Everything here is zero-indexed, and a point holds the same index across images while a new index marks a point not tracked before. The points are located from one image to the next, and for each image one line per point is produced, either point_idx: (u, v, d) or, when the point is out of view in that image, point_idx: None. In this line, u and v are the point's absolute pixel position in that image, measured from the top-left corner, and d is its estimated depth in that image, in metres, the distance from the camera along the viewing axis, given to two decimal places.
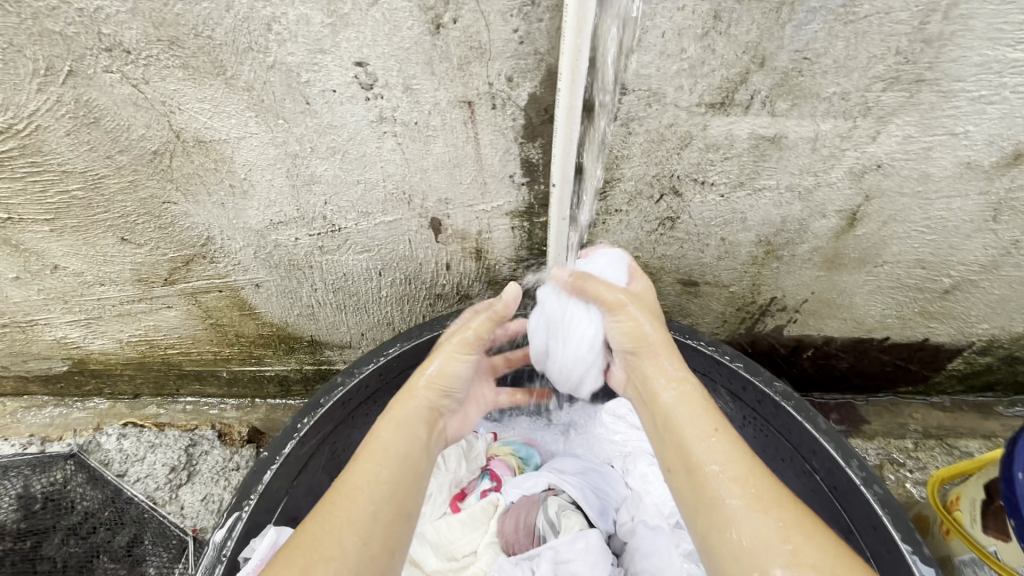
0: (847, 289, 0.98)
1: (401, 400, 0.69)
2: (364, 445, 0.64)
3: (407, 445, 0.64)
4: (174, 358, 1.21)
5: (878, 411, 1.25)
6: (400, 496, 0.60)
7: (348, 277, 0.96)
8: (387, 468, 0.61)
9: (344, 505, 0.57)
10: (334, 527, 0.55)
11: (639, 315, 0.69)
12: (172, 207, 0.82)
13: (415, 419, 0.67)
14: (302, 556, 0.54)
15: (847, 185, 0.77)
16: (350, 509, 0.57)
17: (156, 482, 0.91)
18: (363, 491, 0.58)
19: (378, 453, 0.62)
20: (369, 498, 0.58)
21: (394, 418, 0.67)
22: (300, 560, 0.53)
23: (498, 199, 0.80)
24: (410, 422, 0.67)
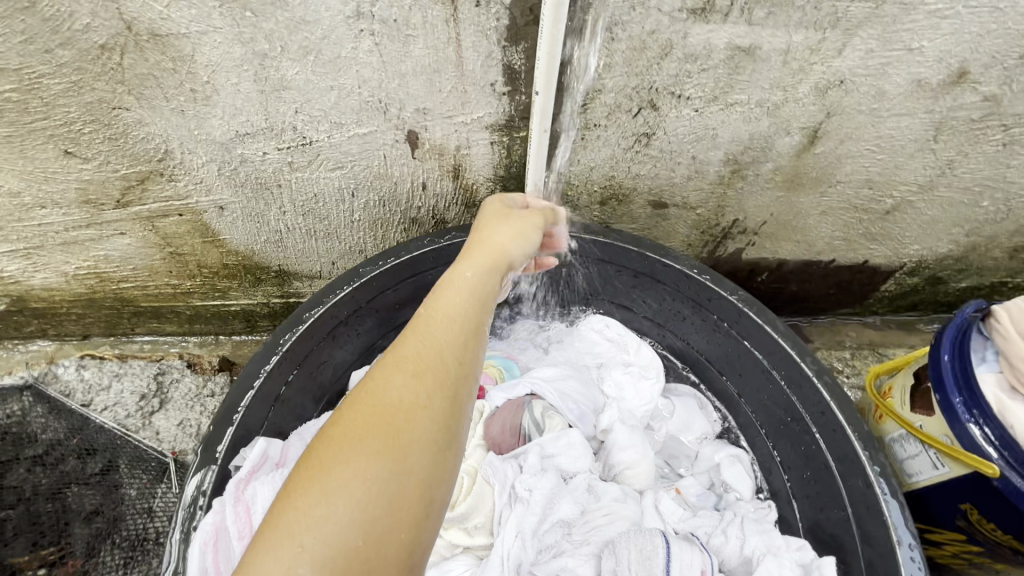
0: (802, 210, 1.05)
1: (484, 251, 0.62)
2: (443, 282, 0.58)
3: (482, 282, 0.59)
4: (128, 294, 1.15)
5: (820, 330, 1.38)
6: (474, 323, 0.54)
7: (319, 198, 0.93)
8: (464, 300, 0.55)
9: (426, 340, 0.51)
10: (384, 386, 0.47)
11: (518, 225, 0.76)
12: (123, 113, 0.75)
13: (485, 255, 0.61)
14: (401, 356, 0.49)
15: (812, 101, 0.81)
16: (431, 334, 0.51)
17: (126, 410, 0.89)
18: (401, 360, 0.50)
19: (453, 287, 0.57)
20: (416, 365, 0.49)
21: (466, 255, 0.62)
22: (409, 367, 0.48)
23: (478, 110, 0.79)
24: (482, 260, 0.61)
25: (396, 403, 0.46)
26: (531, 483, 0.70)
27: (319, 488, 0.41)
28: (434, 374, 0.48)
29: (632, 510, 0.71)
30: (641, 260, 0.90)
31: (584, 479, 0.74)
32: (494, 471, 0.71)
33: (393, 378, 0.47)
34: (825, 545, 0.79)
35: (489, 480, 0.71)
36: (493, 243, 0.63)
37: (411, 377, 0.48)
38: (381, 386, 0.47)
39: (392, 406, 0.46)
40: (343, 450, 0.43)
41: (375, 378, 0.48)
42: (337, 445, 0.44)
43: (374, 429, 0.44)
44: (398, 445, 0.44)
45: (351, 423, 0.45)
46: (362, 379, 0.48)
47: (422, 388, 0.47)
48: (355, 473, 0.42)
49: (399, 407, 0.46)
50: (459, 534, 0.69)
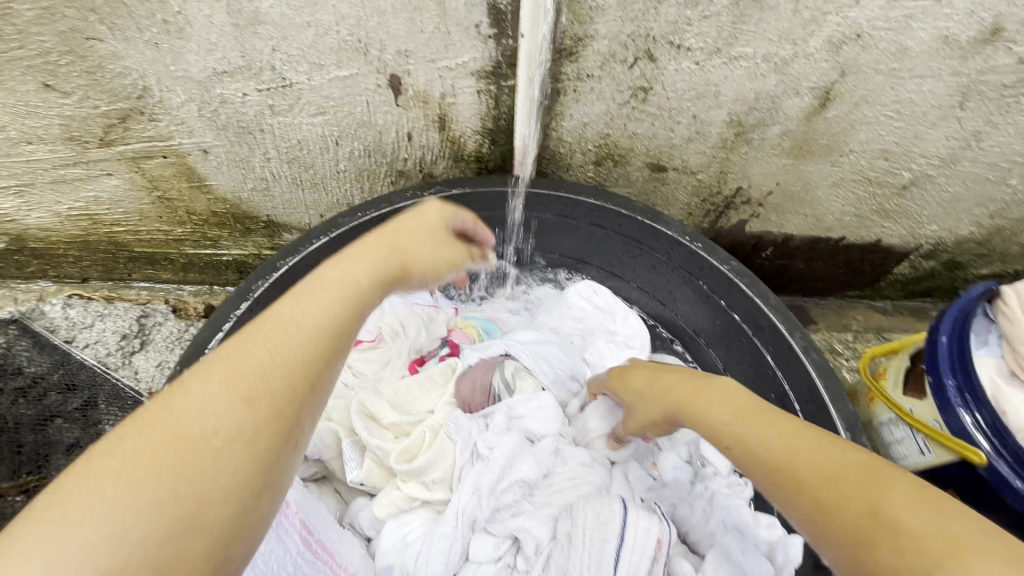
0: (811, 181, 0.98)
1: (380, 248, 0.55)
2: (322, 273, 0.50)
3: (372, 288, 0.51)
4: (121, 238, 1.16)
5: (825, 312, 1.32)
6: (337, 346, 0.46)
7: (303, 145, 0.91)
8: (334, 310, 0.47)
9: (269, 354, 0.42)
10: (191, 407, 0.39)
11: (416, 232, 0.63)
12: (98, 44, 0.73)
13: (382, 256, 0.54)
14: (231, 373, 0.41)
15: (824, 57, 0.75)
16: (276, 350, 0.42)
17: (107, 348, 0.90)
18: (229, 375, 0.41)
19: (331, 286, 0.48)
20: (243, 394, 0.40)
21: (364, 248, 0.54)
22: (239, 388, 0.40)
23: (462, 54, 0.74)
24: (372, 255, 0.53)
25: (208, 436, 0.38)
26: (494, 441, 0.69)
27: (53, 533, 0.32)
28: (268, 402, 0.40)
29: (597, 477, 0.70)
30: (633, 225, 0.86)
31: (551, 441, 0.72)
32: (457, 426, 0.71)
33: (210, 402, 0.39)
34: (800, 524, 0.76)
35: (450, 435, 0.71)
36: (401, 249, 0.56)
37: (237, 403, 0.39)
38: (195, 409, 0.39)
39: (199, 437, 0.37)
40: (122, 488, 0.35)
41: (186, 391, 0.40)
42: (103, 486, 0.34)
43: (169, 469, 0.36)
44: (192, 497, 0.36)
45: (138, 454, 0.36)
46: (170, 395, 0.39)
47: (247, 418, 0.39)
48: (120, 522, 0.33)
49: (212, 441, 0.38)
50: (417, 487, 0.69)
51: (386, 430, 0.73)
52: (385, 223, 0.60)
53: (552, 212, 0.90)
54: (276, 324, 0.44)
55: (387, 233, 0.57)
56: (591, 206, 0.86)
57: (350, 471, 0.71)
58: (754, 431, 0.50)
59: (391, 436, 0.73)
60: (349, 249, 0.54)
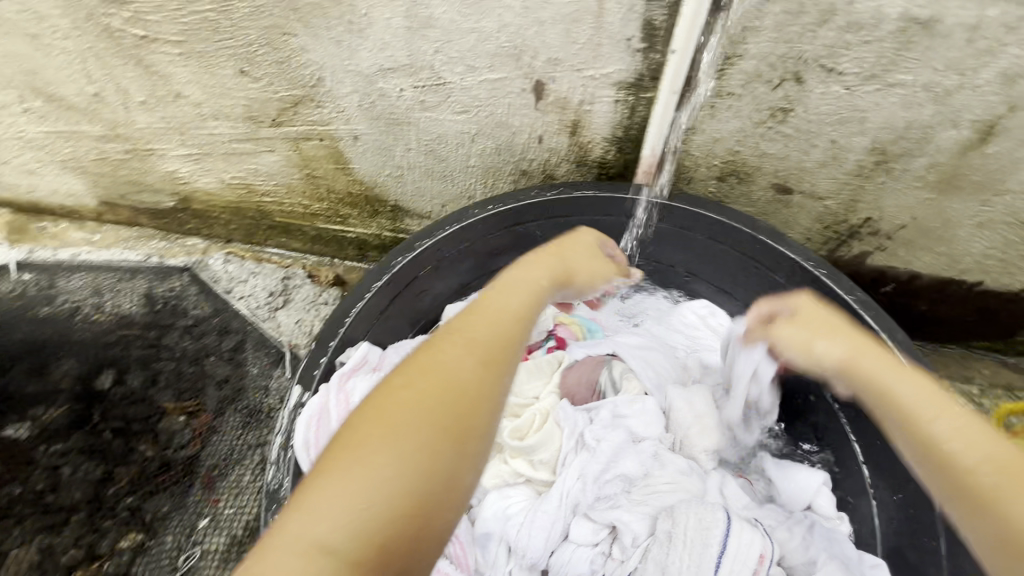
0: (953, 219, 0.93)
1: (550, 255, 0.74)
2: (504, 284, 0.67)
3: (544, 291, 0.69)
4: (267, 207, 1.31)
5: (945, 360, 1.23)
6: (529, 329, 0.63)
7: (441, 139, 0.99)
8: (521, 306, 0.64)
9: (490, 327, 0.59)
10: (448, 363, 0.54)
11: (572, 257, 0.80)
12: (291, 39, 0.85)
13: (555, 264, 0.73)
14: (463, 344, 0.56)
15: (993, 90, 0.71)
16: (490, 331, 0.59)
17: (258, 301, 1.03)
18: (467, 341, 0.56)
19: (513, 291, 0.66)
20: (479, 355, 0.56)
21: (536, 263, 0.72)
22: (477, 352, 0.56)
23: (608, 65, 0.78)
24: (537, 272, 0.70)
25: (464, 386, 0.53)
26: (601, 434, 0.73)
27: (381, 444, 0.47)
28: (491, 366, 0.55)
29: (695, 485, 0.72)
30: (755, 245, 0.86)
31: (652, 445, 0.74)
32: (564, 416, 0.75)
33: (452, 363, 0.54)
34: (910, 572, 0.74)
35: (558, 421, 0.75)
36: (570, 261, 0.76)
37: (468, 365, 0.54)
38: (446, 367, 0.53)
39: (451, 390, 0.52)
40: (405, 416, 0.50)
41: (440, 353, 0.55)
42: (405, 412, 0.49)
43: (432, 411, 0.50)
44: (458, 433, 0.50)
45: (406, 402, 0.50)
46: (420, 359, 0.55)
47: (485, 374, 0.54)
48: (406, 446, 0.47)
49: (465, 390, 0.53)
50: (523, 464, 0.74)
51: None
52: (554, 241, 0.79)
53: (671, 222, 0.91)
54: (489, 309, 0.62)
55: (549, 253, 0.75)
56: (712, 221, 0.87)
57: None
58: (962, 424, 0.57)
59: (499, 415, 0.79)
60: (521, 264, 0.72)
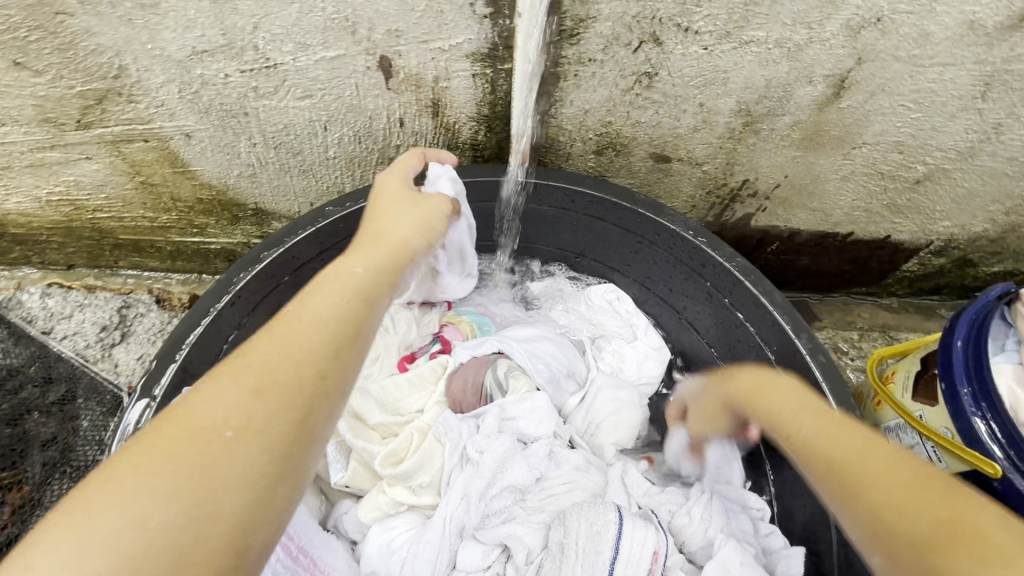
0: (821, 174, 0.94)
1: (369, 241, 0.60)
2: (327, 275, 0.53)
3: (370, 279, 0.55)
4: (105, 225, 1.12)
5: (830, 309, 1.29)
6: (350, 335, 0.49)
7: (290, 131, 0.86)
8: (339, 303, 0.50)
9: (286, 339, 0.46)
10: (207, 406, 0.42)
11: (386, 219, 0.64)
12: (69, 20, 0.69)
13: (378, 252, 0.58)
14: (251, 370, 0.44)
15: (840, 42, 0.71)
16: (294, 347, 0.46)
17: (86, 340, 0.87)
18: (236, 371, 0.44)
19: (330, 284, 0.52)
20: (251, 381, 0.43)
21: (357, 252, 0.58)
22: (248, 381, 0.43)
23: (456, 35, 0.70)
24: (365, 253, 0.56)
25: (216, 424, 0.41)
26: (485, 444, 0.67)
27: (74, 532, 0.35)
28: (278, 394, 0.43)
29: (594, 481, 0.68)
30: (637, 220, 0.83)
31: (544, 444, 0.70)
32: (446, 430, 0.68)
33: (232, 395, 0.42)
34: (803, 530, 0.75)
35: (440, 438, 0.68)
36: (394, 235, 0.61)
37: (250, 398, 0.42)
38: (206, 402, 0.41)
39: (210, 428, 0.40)
40: (127, 485, 0.37)
41: (199, 393, 0.43)
42: (126, 477, 0.38)
43: (196, 456, 0.39)
44: (204, 484, 0.38)
45: (158, 444, 0.39)
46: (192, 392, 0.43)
47: (258, 408, 0.42)
48: (154, 492, 0.37)
49: (218, 431, 0.40)
50: (403, 492, 0.66)
51: (372, 430, 0.72)
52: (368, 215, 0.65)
53: (555, 204, 0.86)
54: (285, 326, 0.47)
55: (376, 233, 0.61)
56: (591, 197, 0.82)
57: (334, 473, 0.70)
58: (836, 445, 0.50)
59: (377, 437, 0.71)
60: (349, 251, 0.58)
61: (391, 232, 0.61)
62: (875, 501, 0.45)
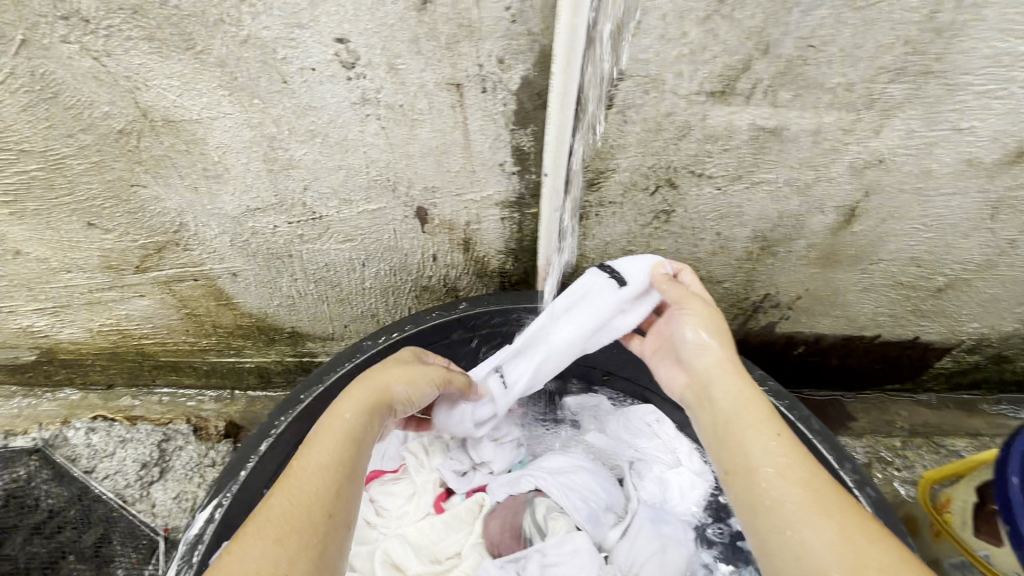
0: (841, 286, 0.96)
1: (367, 387, 0.64)
2: (323, 423, 0.59)
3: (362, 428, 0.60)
4: (148, 349, 1.17)
5: (865, 408, 1.26)
6: (348, 480, 0.56)
7: (330, 267, 0.92)
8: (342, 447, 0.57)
9: (297, 489, 0.52)
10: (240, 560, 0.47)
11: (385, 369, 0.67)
12: (141, 190, 0.77)
13: (368, 395, 0.63)
14: (273, 526, 0.50)
15: (847, 180, 0.75)
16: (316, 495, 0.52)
17: (126, 479, 0.88)
18: (262, 525, 0.49)
19: (328, 432, 0.58)
20: (272, 533, 0.49)
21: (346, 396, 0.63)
22: (270, 532, 0.49)
23: (487, 188, 0.77)
24: (352, 402, 0.62)
25: None
26: None
27: None
28: (298, 539, 0.49)
29: None
30: None
31: None
32: None
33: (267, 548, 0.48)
34: None
35: None
36: (379, 381, 0.65)
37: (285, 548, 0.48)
38: (239, 560, 0.47)
39: None
40: None
41: (231, 550, 0.48)
42: None
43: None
44: None
45: None
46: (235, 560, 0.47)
47: (282, 555, 0.48)
48: None
49: None
50: None
51: None
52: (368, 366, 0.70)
53: None
54: (296, 478, 0.54)
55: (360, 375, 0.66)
56: None
57: None
58: (778, 462, 0.53)
59: None
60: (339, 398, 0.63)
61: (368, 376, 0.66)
62: (795, 546, 0.49)
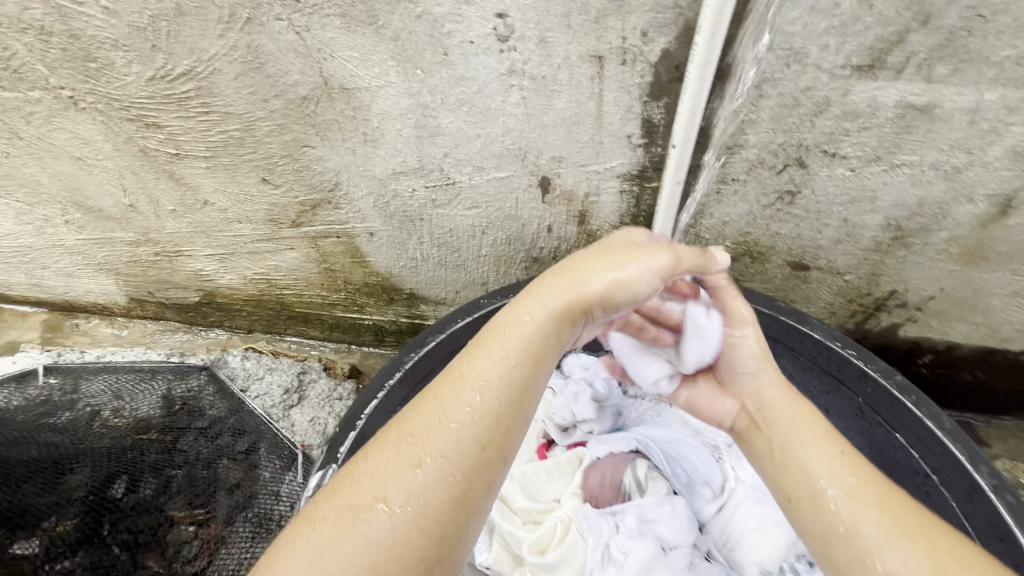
0: (985, 289, 0.89)
1: (543, 285, 0.62)
2: (488, 330, 0.60)
3: (530, 338, 0.58)
4: (287, 299, 1.33)
5: (1002, 435, 1.13)
6: (507, 396, 0.56)
7: (453, 232, 1.01)
8: (501, 366, 0.57)
9: (447, 405, 0.55)
10: (384, 463, 0.53)
11: (577, 273, 0.61)
12: (310, 150, 0.90)
13: (544, 301, 0.60)
14: (400, 433, 0.55)
15: (1005, 166, 0.70)
16: (456, 419, 0.54)
17: (272, 399, 1.16)
18: (405, 435, 0.54)
19: (502, 339, 0.58)
20: (415, 450, 0.53)
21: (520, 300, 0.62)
22: (410, 451, 0.53)
23: (611, 160, 0.81)
24: (539, 322, 0.59)
25: (376, 493, 0.51)
26: (627, 546, 0.71)
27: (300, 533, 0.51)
28: (435, 452, 0.53)
29: None
30: (778, 326, 0.83)
31: (685, 554, 0.72)
32: (589, 525, 0.74)
33: (394, 455, 0.53)
34: None
35: (582, 532, 0.74)
36: (570, 287, 0.60)
37: (411, 466, 0.52)
38: (377, 465, 0.53)
39: (372, 494, 0.51)
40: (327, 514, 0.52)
41: (382, 453, 0.54)
42: (311, 527, 0.51)
43: (351, 525, 0.50)
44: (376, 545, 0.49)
45: (327, 514, 0.51)
46: (363, 457, 0.54)
47: (416, 468, 0.52)
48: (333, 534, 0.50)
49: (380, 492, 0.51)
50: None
51: (515, 514, 0.80)
52: (564, 258, 0.65)
53: None
54: (447, 391, 0.56)
55: (571, 282, 0.60)
56: None
57: (480, 552, 0.80)
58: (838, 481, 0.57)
59: (518, 521, 0.80)
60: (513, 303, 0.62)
61: (580, 287, 0.60)
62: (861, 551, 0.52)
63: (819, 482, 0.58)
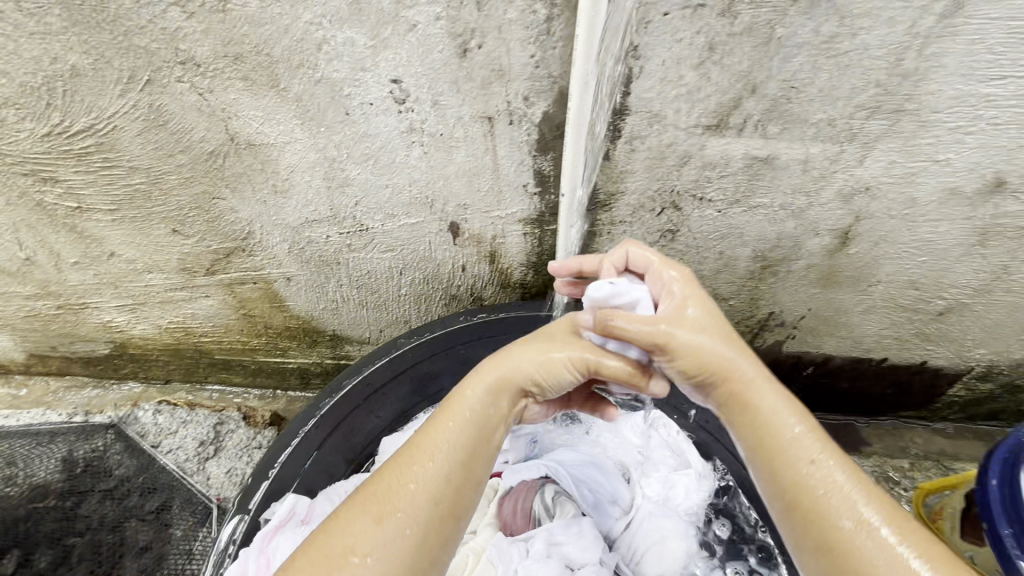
0: (843, 307, 1.02)
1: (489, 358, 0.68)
2: (446, 402, 0.65)
3: (480, 408, 0.64)
4: (205, 346, 1.30)
5: (879, 433, 1.28)
6: (467, 463, 0.60)
7: (371, 275, 1.04)
8: (458, 435, 0.61)
9: (412, 474, 0.58)
10: (352, 527, 0.55)
11: (516, 350, 0.68)
12: (220, 201, 0.91)
13: (491, 374, 0.66)
14: (371, 493, 0.57)
15: (837, 205, 0.83)
16: (414, 483, 0.57)
17: (185, 454, 1.15)
18: (373, 496, 0.57)
19: (457, 414, 0.63)
20: (395, 513, 0.56)
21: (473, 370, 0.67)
22: (373, 509, 0.56)
23: (511, 207, 0.88)
24: (490, 396, 0.65)
25: (345, 551, 0.54)
26: (535, 567, 0.76)
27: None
28: (396, 517, 0.55)
29: None
30: None
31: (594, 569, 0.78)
32: (499, 552, 0.77)
33: (362, 516, 0.55)
34: None
35: (492, 560, 0.77)
36: (508, 363, 0.67)
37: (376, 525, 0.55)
38: (345, 528, 0.55)
39: (341, 553, 0.54)
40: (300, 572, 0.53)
41: (350, 517, 0.56)
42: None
43: None
44: None
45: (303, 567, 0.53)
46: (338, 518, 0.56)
47: (382, 528, 0.55)
48: None
49: (348, 553, 0.53)
50: None
51: None
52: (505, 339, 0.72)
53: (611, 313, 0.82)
54: (410, 459, 0.59)
55: (513, 355, 0.67)
56: None
57: None
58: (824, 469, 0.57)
59: None
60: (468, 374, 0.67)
61: (517, 363, 0.66)
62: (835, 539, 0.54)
63: (822, 475, 0.56)
